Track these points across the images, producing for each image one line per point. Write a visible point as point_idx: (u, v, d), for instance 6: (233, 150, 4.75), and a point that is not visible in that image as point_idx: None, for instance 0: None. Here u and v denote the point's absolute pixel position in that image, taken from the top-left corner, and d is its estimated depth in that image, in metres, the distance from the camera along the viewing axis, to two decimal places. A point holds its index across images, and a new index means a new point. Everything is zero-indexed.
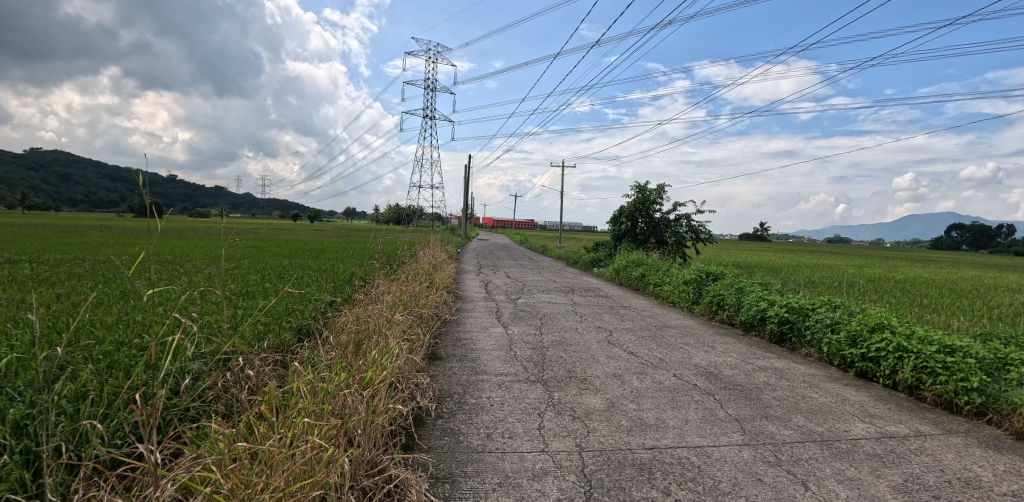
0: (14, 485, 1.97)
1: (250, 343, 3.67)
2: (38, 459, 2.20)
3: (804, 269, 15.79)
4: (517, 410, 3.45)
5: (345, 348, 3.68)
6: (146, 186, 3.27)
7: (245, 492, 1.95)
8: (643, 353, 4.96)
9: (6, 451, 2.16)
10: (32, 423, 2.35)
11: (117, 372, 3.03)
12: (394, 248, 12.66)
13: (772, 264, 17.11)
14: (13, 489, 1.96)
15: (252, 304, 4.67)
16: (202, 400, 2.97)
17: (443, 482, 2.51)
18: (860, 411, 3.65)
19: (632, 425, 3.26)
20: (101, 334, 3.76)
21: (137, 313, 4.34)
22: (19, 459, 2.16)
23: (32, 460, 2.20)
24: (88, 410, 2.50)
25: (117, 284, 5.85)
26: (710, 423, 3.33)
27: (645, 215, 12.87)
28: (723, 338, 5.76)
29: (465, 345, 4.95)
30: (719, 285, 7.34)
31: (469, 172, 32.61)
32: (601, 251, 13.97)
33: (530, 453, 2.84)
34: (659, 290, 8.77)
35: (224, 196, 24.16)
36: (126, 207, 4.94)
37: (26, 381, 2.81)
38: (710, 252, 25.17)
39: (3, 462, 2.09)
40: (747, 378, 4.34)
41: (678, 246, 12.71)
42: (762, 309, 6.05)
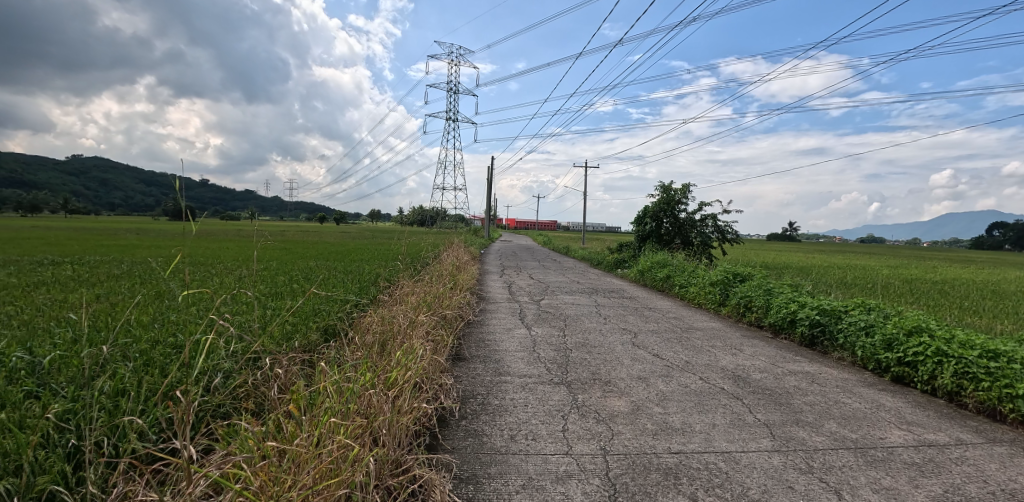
0: (56, 477, 2.06)
1: (278, 343, 3.76)
2: (79, 452, 2.31)
3: (835, 269, 15.30)
4: (540, 412, 3.43)
5: (370, 348, 3.73)
6: (182, 190, 3.41)
7: (274, 490, 1.99)
8: (669, 355, 4.87)
9: (49, 444, 2.26)
10: (74, 417, 2.46)
11: (153, 370, 3.15)
12: (417, 250, 12.79)
13: (804, 265, 16.59)
14: (55, 481, 2.05)
15: (281, 305, 4.78)
16: (233, 398, 3.06)
17: (466, 483, 2.51)
18: (896, 418, 3.50)
19: (658, 429, 3.20)
20: (137, 333, 3.92)
21: (171, 312, 4.51)
22: (63, 452, 2.27)
23: (74, 453, 2.31)
24: (125, 406, 2.61)
25: (154, 285, 6.10)
26: (738, 428, 3.25)
27: (669, 215, 12.67)
28: (751, 340, 5.61)
29: (488, 346, 4.96)
30: (746, 287, 7.17)
31: (491, 173, 32.66)
32: (625, 252, 13.82)
33: (554, 455, 2.82)
34: (684, 292, 8.62)
35: (253, 199, 24.86)
36: (163, 211, 5.14)
37: (69, 377, 2.95)
38: (738, 253, 24.60)
39: (48, 454, 2.20)
40: (777, 382, 4.21)
41: (704, 247, 12.46)
42: (792, 312, 5.88)
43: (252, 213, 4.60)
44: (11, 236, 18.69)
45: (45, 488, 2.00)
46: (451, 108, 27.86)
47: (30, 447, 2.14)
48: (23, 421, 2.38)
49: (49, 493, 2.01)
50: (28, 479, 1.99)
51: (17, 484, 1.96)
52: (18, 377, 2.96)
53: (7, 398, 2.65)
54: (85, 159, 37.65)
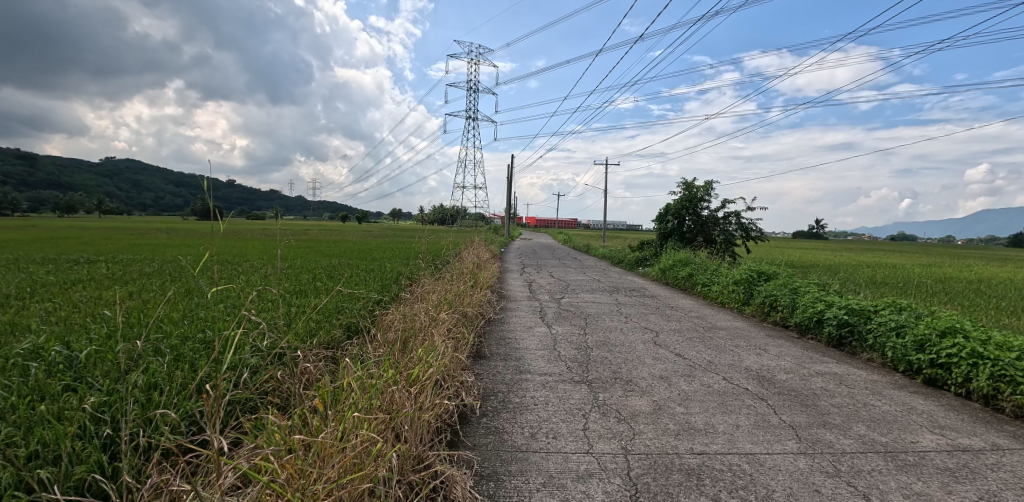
0: (94, 466, 2.14)
1: (303, 339, 3.84)
2: (114, 444, 2.40)
3: (864, 268, 14.83)
4: (561, 411, 3.42)
5: (392, 345, 3.77)
6: (210, 190, 3.50)
7: (300, 483, 2.03)
8: (691, 355, 4.80)
9: (87, 435, 2.36)
10: (109, 410, 2.56)
11: (184, 365, 3.25)
12: (438, 248, 12.88)
13: (832, 264, 16.10)
14: (93, 470, 2.14)
15: (305, 302, 4.87)
16: (260, 393, 3.13)
17: (487, 479, 2.53)
18: (929, 421, 3.38)
19: (680, 429, 3.16)
20: (168, 328, 4.05)
21: (200, 309, 4.64)
22: (99, 443, 2.36)
23: (109, 444, 2.39)
24: (157, 400, 2.70)
25: (184, 282, 6.28)
26: (762, 429, 3.18)
27: (691, 213, 12.46)
28: (777, 340, 5.49)
29: (509, 344, 4.97)
30: (772, 285, 7.01)
31: (510, 172, 32.61)
32: (646, 250, 13.67)
33: (575, 454, 2.81)
34: (707, 290, 8.48)
35: (277, 199, 25.41)
36: (192, 210, 5.28)
37: (104, 371, 3.06)
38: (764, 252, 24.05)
39: (85, 444, 2.29)
40: (803, 383, 4.11)
41: (727, 245, 12.22)
42: (818, 311, 5.73)
43: (276, 213, 4.68)
44: (51, 236, 19.52)
45: (83, 477, 2.08)
46: (471, 107, 27.92)
47: (69, 437, 2.24)
48: (63, 412, 2.49)
49: (86, 481, 2.10)
50: (67, 468, 2.08)
51: (59, 473, 2.05)
52: (58, 371, 3.09)
53: (47, 391, 2.77)
54: (118, 162, 38.98)
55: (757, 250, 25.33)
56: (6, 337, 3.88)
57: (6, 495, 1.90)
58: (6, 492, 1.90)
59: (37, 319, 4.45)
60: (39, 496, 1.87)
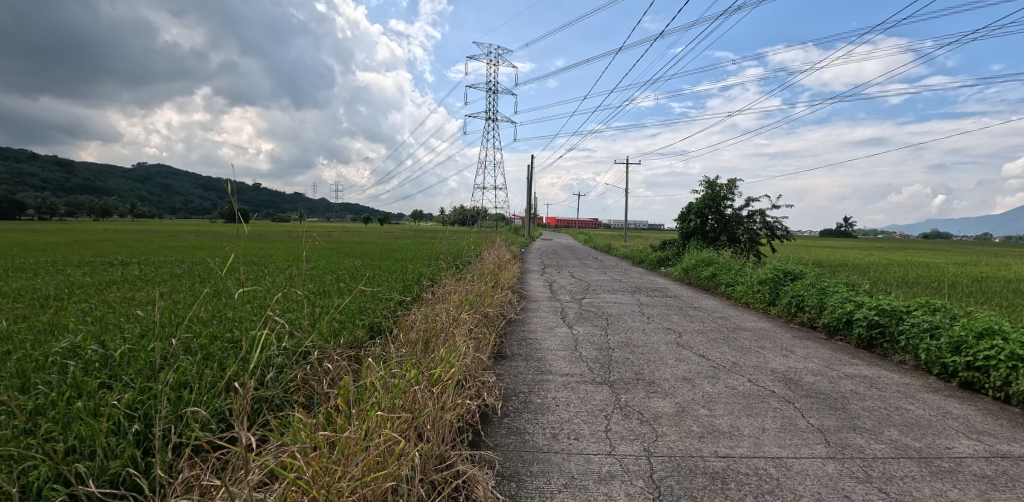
0: (127, 461, 2.22)
1: (327, 339, 3.91)
2: (146, 439, 2.48)
3: (898, 267, 14.32)
4: (582, 412, 3.40)
5: (415, 346, 3.80)
6: (235, 194, 3.58)
7: (325, 479, 2.07)
8: (715, 356, 4.72)
9: (121, 431, 2.45)
10: (142, 407, 2.64)
11: (213, 363, 3.34)
12: (458, 249, 12.95)
13: (864, 263, 15.59)
14: (127, 465, 2.22)
15: (329, 303, 4.96)
16: (286, 391, 3.20)
17: (509, 480, 2.53)
18: (965, 426, 3.25)
19: (704, 432, 3.10)
20: (198, 328, 4.17)
21: (228, 310, 4.76)
22: (133, 438, 2.44)
23: (142, 440, 2.47)
24: (187, 397, 2.78)
25: (213, 283, 6.46)
26: (789, 433, 3.10)
27: (715, 211, 12.25)
28: (804, 342, 5.35)
29: (530, 344, 4.96)
30: (799, 286, 6.84)
31: (530, 172, 32.50)
32: (668, 250, 13.49)
33: (597, 456, 2.79)
34: (731, 291, 8.32)
35: (301, 202, 25.94)
36: (219, 214, 5.43)
37: (137, 369, 3.17)
38: (791, 251, 23.46)
39: (120, 440, 2.37)
40: (832, 386, 4.00)
41: (752, 244, 11.97)
42: (847, 311, 5.57)
43: (300, 215, 4.76)
44: (91, 240, 20.43)
45: (117, 471, 2.16)
46: (490, 108, 27.95)
47: (103, 433, 2.32)
48: (98, 409, 2.59)
49: (120, 476, 2.17)
50: (103, 462, 2.16)
51: (94, 467, 2.13)
52: (94, 368, 3.22)
53: (84, 388, 2.88)
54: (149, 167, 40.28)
55: (783, 249, 24.74)
56: (46, 336, 4.05)
57: (46, 488, 1.98)
58: (46, 484, 1.99)
59: (75, 319, 4.63)
60: (76, 488, 1.95)
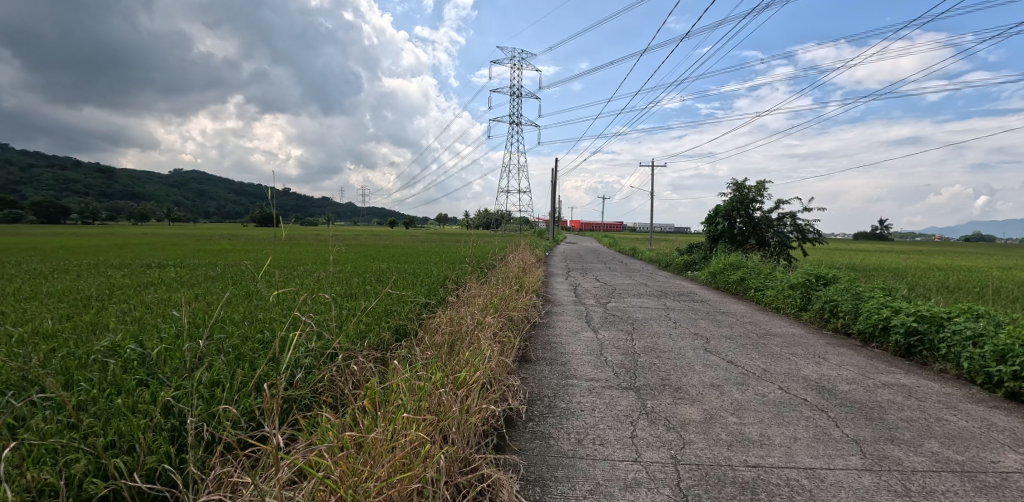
0: (163, 457, 2.29)
1: (354, 340, 3.97)
2: (181, 436, 2.55)
3: (941, 272, 13.64)
4: (607, 417, 3.36)
5: (440, 348, 3.83)
6: (267, 198, 3.69)
7: (352, 479, 2.09)
8: (744, 362, 4.60)
9: (158, 427, 2.53)
10: (177, 404, 2.73)
11: (244, 363, 3.43)
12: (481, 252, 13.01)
13: (904, 268, 14.93)
14: (162, 460, 2.29)
15: (356, 305, 5.04)
16: (314, 392, 3.26)
17: (533, 484, 2.51)
18: (1013, 440, 3.07)
19: (733, 440, 3.03)
20: (230, 329, 4.29)
21: (258, 311, 4.88)
22: (168, 435, 2.52)
23: (177, 436, 2.55)
24: (220, 396, 2.86)
25: (244, 285, 6.63)
26: (822, 443, 3.00)
27: (743, 214, 11.99)
28: (837, 349, 5.17)
29: (554, 349, 4.93)
30: (832, 290, 6.62)
31: (554, 175, 32.37)
32: (695, 253, 13.25)
33: (622, 462, 2.75)
34: (761, 295, 8.11)
35: (328, 206, 26.49)
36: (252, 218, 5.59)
37: (173, 368, 3.28)
38: (826, 254, 22.68)
39: (156, 436, 2.45)
40: (867, 395, 3.85)
41: (782, 247, 11.64)
42: (884, 318, 5.36)
43: (328, 218, 4.84)
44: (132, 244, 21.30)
45: (154, 467, 2.23)
46: (515, 112, 28.07)
47: (141, 430, 2.40)
48: (136, 406, 2.68)
49: (156, 471, 2.25)
50: (140, 457, 2.24)
51: (132, 462, 2.20)
52: (132, 367, 3.34)
53: (123, 385, 2.99)
54: None
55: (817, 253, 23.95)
56: (88, 335, 4.23)
57: (87, 481, 2.06)
58: (87, 477, 2.06)
59: (115, 319, 4.82)
60: (115, 482, 2.02)
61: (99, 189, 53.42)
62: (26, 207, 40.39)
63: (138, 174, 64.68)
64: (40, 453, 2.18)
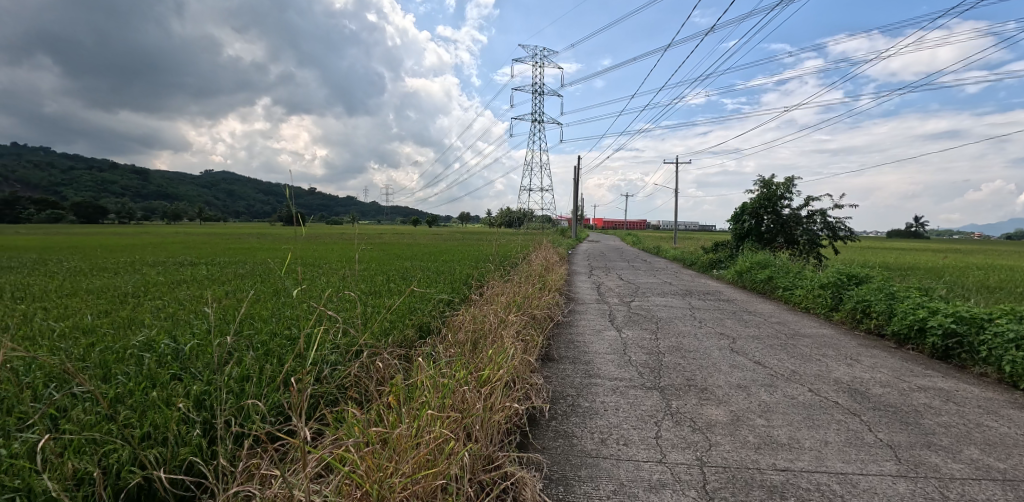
0: (195, 449, 2.37)
1: (378, 338, 4.01)
2: (213, 428, 2.63)
3: (986, 272, 12.99)
4: (631, 418, 3.32)
5: (463, 346, 3.86)
6: (293, 197, 3.77)
7: (377, 474, 2.12)
8: (772, 363, 4.50)
9: (191, 420, 2.61)
10: (208, 398, 2.81)
11: (272, 359, 3.52)
12: (503, 251, 13.05)
13: (945, 267, 14.28)
14: (194, 452, 2.36)
15: (380, 303, 5.11)
16: (339, 387, 3.31)
17: (557, 483, 2.50)
18: None
19: (761, 443, 2.95)
20: (258, 325, 4.40)
21: (286, 308, 4.99)
22: (200, 427, 2.59)
23: (209, 429, 2.63)
24: (249, 391, 2.94)
25: (272, 283, 6.80)
26: (855, 447, 2.90)
27: (770, 211, 11.71)
28: (870, 350, 5.00)
29: (578, 348, 4.90)
30: (864, 290, 6.41)
31: (576, 172, 32.11)
32: (721, 252, 13.01)
33: (647, 463, 2.71)
34: (790, 295, 7.90)
35: (352, 205, 26.89)
36: (280, 218, 5.73)
37: (205, 362, 3.39)
38: (862, 253, 21.88)
39: (188, 428, 2.53)
40: (903, 399, 3.71)
41: (812, 246, 11.29)
42: (920, 319, 5.16)
43: (353, 217, 4.91)
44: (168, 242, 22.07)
45: (186, 458, 2.31)
46: (537, 109, 27.91)
47: (175, 422, 2.49)
48: (169, 399, 2.77)
49: (188, 462, 2.32)
50: (173, 449, 2.31)
51: (165, 453, 2.28)
52: (166, 361, 3.46)
53: (157, 379, 3.10)
54: None
55: (852, 251, 23.09)
56: (125, 330, 4.40)
57: (124, 470, 2.14)
58: (124, 467, 2.15)
59: (150, 315, 5.01)
60: (150, 472, 2.09)
61: (135, 190, 55.46)
62: (67, 208, 42.29)
63: (170, 176, 66.94)
64: (80, 443, 2.27)
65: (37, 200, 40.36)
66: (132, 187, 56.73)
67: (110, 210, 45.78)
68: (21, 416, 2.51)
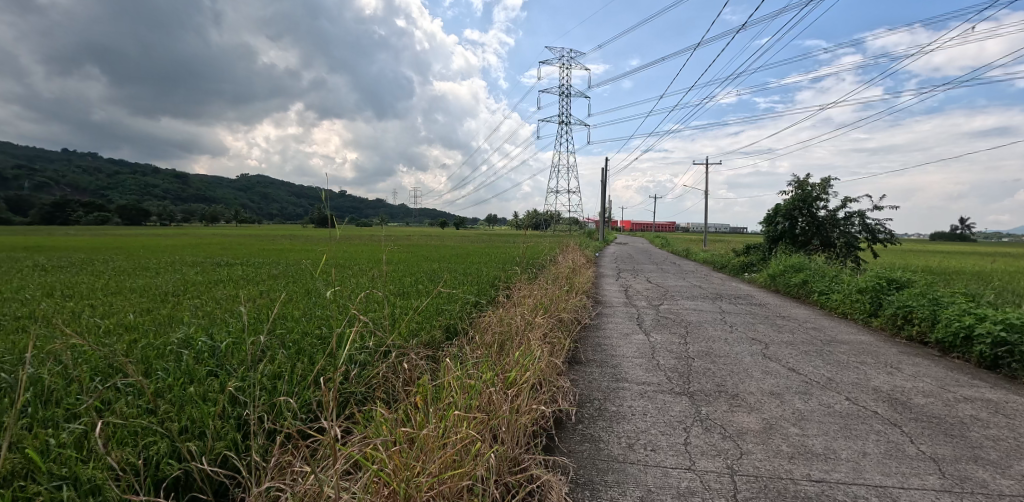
0: (229, 444, 2.45)
1: (406, 338, 4.07)
2: (247, 424, 2.72)
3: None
4: (660, 423, 3.27)
5: (490, 348, 3.87)
6: (324, 199, 3.86)
7: (405, 473, 2.16)
8: (807, 370, 4.35)
9: (226, 415, 2.70)
10: (242, 394, 2.91)
11: (303, 358, 3.61)
12: (530, 253, 13.04)
13: (999, 272, 13.47)
14: (229, 447, 2.45)
15: (408, 304, 5.19)
16: (368, 387, 3.37)
17: (583, 488, 2.48)
18: None
19: (795, 452, 2.86)
20: (290, 325, 4.53)
21: (317, 308, 5.11)
22: (234, 423, 2.68)
23: (243, 424, 2.72)
24: (282, 389, 3.03)
25: (303, 283, 6.97)
26: (895, 460, 2.78)
27: (805, 213, 11.36)
28: (911, 358, 4.79)
29: (605, 351, 4.87)
30: (907, 295, 6.14)
31: (602, 173, 31.78)
32: (753, 254, 12.68)
33: (675, 470, 2.67)
34: (826, 300, 7.64)
35: (381, 208, 27.37)
36: (312, 221, 5.87)
37: (240, 359, 3.51)
38: (905, 257, 20.92)
39: (223, 423, 2.62)
40: (947, 410, 3.54)
41: (850, 249, 10.87)
42: (966, 326, 4.91)
43: (382, 219, 4.99)
44: (209, 243, 23.02)
45: (220, 452, 2.38)
46: (562, 110, 27.70)
47: (211, 417, 2.58)
48: (206, 395, 2.88)
49: (223, 456, 2.40)
50: (210, 443, 2.40)
51: (202, 447, 2.37)
52: (203, 358, 3.60)
53: (195, 375, 3.22)
54: None
55: (894, 255, 22.14)
56: (165, 327, 4.59)
57: (163, 462, 2.23)
58: (163, 459, 2.24)
59: (189, 313, 5.20)
60: (188, 465, 2.18)
61: (173, 194, 57.91)
62: (113, 210, 44.52)
63: (207, 181, 69.68)
64: (123, 434, 2.38)
65: (86, 203, 42.64)
66: (171, 190, 59.27)
67: (152, 212, 47.94)
68: (69, 408, 2.65)
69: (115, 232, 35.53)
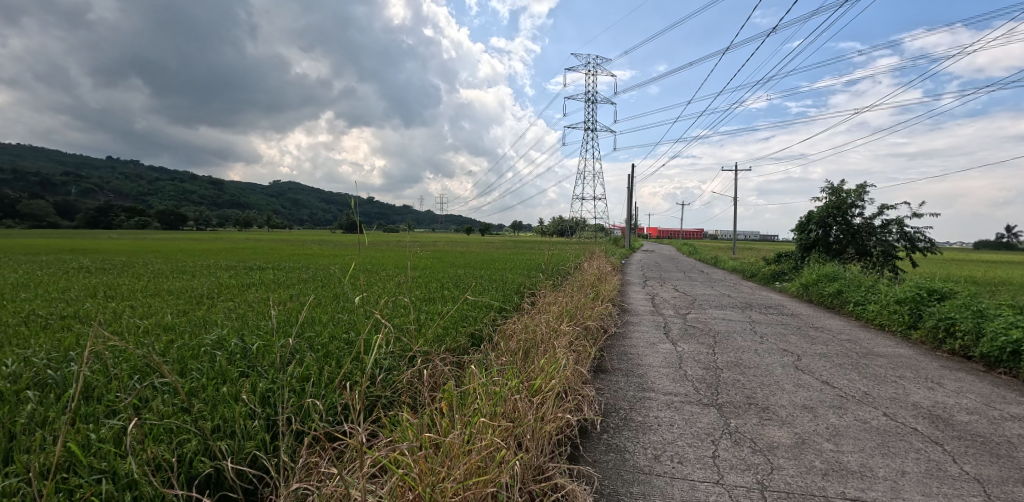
0: (259, 443, 2.51)
1: (432, 344, 4.10)
2: (276, 425, 2.78)
3: None
4: (687, 434, 3.21)
5: (515, 355, 3.88)
6: (352, 206, 3.94)
7: (430, 478, 2.18)
8: (842, 384, 4.20)
9: (256, 415, 2.77)
10: (272, 395, 2.98)
11: (331, 361, 3.68)
12: (554, 259, 13.04)
13: None
14: (258, 446, 2.51)
15: (434, 309, 5.24)
16: (393, 391, 3.40)
17: (608, 499, 2.46)
18: None
19: (829, 469, 2.77)
20: (319, 328, 4.63)
21: (345, 313, 5.22)
22: (264, 423, 2.75)
23: (273, 425, 2.78)
24: (311, 391, 3.09)
25: (332, 288, 7.13)
26: (936, 479, 2.66)
27: (840, 220, 11.01)
28: (954, 373, 4.57)
29: (631, 360, 4.81)
30: (949, 307, 5.88)
31: (628, 180, 31.54)
32: (784, 263, 12.36)
33: (703, 483, 2.61)
34: (861, 310, 7.37)
35: (407, 214, 27.86)
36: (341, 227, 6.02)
37: (270, 361, 3.60)
38: (951, 267, 19.94)
39: (254, 423, 2.69)
40: (993, 428, 3.36)
41: (887, 258, 10.45)
42: (1014, 340, 4.66)
43: (409, 226, 5.07)
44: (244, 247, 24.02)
45: (251, 451, 2.45)
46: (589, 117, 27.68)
47: (241, 417, 2.65)
48: (238, 395, 2.96)
49: (253, 455, 2.46)
50: (241, 442, 2.47)
51: (233, 446, 2.43)
52: (236, 359, 3.71)
53: (227, 376, 3.32)
54: None
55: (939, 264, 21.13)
56: (200, 328, 4.77)
57: (196, 459, 2.29)
58: (196, 456, 2.31)
59: (223, 316, 5.38)
60: (220, 463, 2.25)
61: (208, 199, 60.16)
62: (152, 214, 46.64)
63: (241, 186, 72.25)
64: (158, 431, 2.46)
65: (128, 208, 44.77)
66: (207, 195, 61.63)
67: (188, 217, 49.94)
68: (110, 404, 2.76)
69: (155, 236, 37.18)
